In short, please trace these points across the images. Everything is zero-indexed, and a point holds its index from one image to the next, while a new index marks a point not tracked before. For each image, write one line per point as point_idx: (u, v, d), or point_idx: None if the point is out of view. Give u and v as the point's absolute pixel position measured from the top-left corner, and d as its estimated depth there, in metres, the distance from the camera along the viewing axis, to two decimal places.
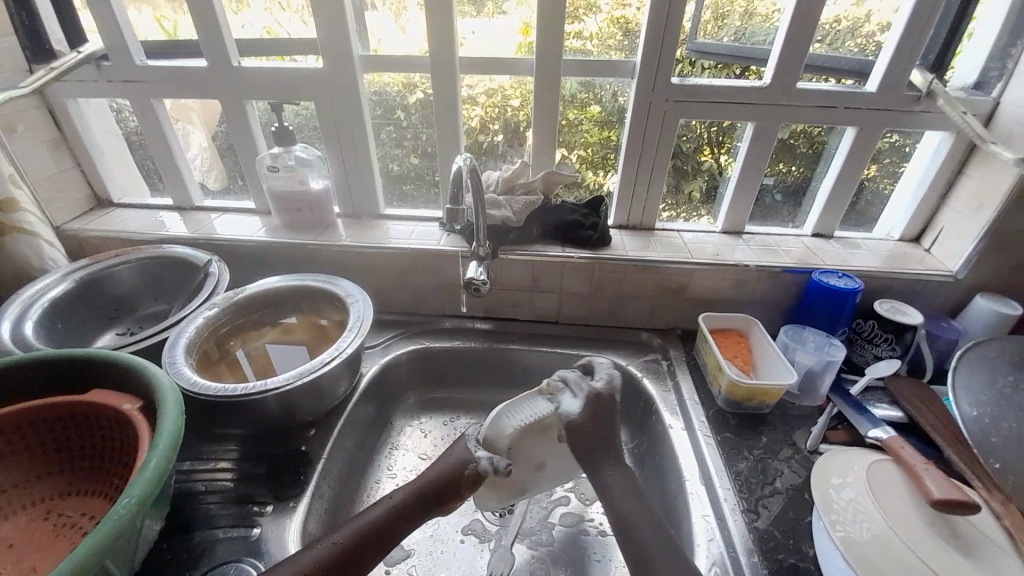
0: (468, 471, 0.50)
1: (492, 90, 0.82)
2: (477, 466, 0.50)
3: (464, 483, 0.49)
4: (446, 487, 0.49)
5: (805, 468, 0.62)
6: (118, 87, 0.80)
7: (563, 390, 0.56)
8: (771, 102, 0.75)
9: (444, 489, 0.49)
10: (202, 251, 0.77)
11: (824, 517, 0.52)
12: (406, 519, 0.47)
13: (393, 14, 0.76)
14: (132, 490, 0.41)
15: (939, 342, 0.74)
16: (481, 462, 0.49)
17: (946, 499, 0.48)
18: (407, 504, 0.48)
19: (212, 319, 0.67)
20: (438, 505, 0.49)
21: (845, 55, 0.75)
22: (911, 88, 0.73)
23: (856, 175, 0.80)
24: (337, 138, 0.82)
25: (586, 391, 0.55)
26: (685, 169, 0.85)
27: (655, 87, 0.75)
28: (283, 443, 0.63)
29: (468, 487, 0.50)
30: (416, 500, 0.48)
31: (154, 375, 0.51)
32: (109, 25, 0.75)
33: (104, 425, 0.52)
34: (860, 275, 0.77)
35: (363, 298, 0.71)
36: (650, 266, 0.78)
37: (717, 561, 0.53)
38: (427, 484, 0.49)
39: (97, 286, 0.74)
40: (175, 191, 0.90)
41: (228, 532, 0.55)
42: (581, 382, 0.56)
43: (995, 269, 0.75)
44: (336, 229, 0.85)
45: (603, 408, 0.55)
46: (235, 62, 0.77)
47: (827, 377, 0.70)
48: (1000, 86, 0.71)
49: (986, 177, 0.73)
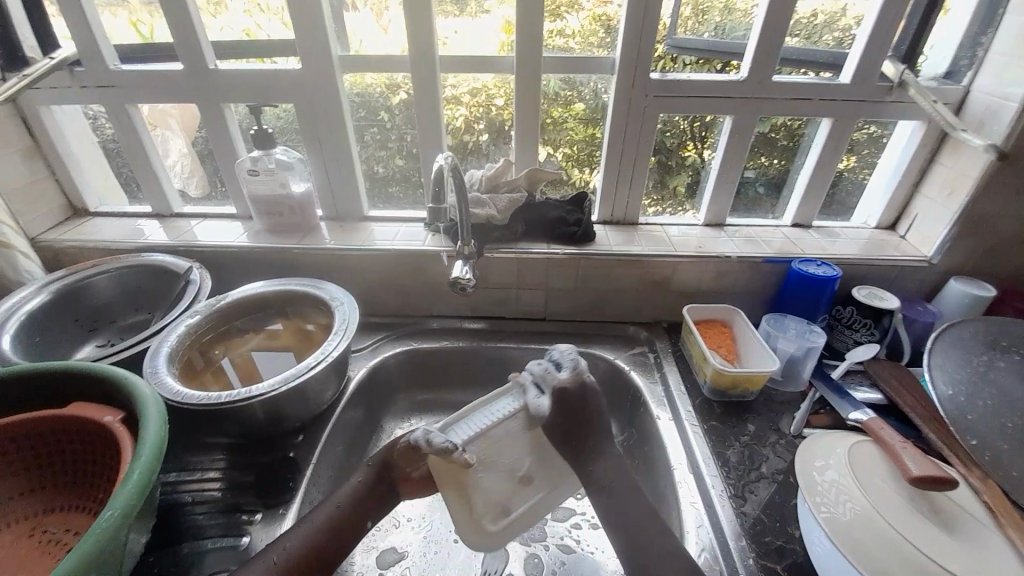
0: (401, 445, 0.53)
1: (476, 90, 0.82)
2: (410, 438, 0.53)
3: (399, 457, 0.53)
4: (387, 462, 0.53)
5: (790, 452, 0.64)
6: (92, 93, 0.79)
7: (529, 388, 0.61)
8: (749, 96, 0.76)
9: (389, 471, 0.53)
10: (183, 258, 0.76)
11: (808, 500, 0.52)
12: (369, 506, 0.51)
13: (374, 15, 0.76)
14: (114, 503, 0.40)
15: (916, 326, 0.76)
16: (413, 432, 0.53)
17: (923, 475, 0.49)
18: (366, 488, 0.52)
19: (194, 327, 0.66)
20: (393, 488, 0.53)
21: (822, 47, 0.77)
22: (884, 79, 0.75)
23: (833, 165, 0.82)
24: (319, 141, 0.81)
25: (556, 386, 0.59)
26: (668, 165, 0.86)
27: (634, 83, 0.75)
28: (271, 451, 0.63)
29: (411, 464, 0.53)
30: (371, 486, 0.52)
31: (135, 386, 0.50)
32: (81, 30, 0.74)
33: (86, 439, 0.51)
34: (839, 262, 0.78)
35: (348, 300, 0.71)
36: (635, 259, 0.79)
37: (706, 546, 0.53)
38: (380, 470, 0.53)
39: (75, 298, 0.73)
40: (154, 198, 0.89)
41: (215, 542, 0.54)
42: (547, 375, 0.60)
43: (968, 254, 0.77)
44: (320, 232, 0.85)
45: (572, 402, 0.58)
46: (211, 66, 0.76)
47: (808, 363, 0.72)
48: (970, 74, 0.73)
49: (957, 164, 0.75)
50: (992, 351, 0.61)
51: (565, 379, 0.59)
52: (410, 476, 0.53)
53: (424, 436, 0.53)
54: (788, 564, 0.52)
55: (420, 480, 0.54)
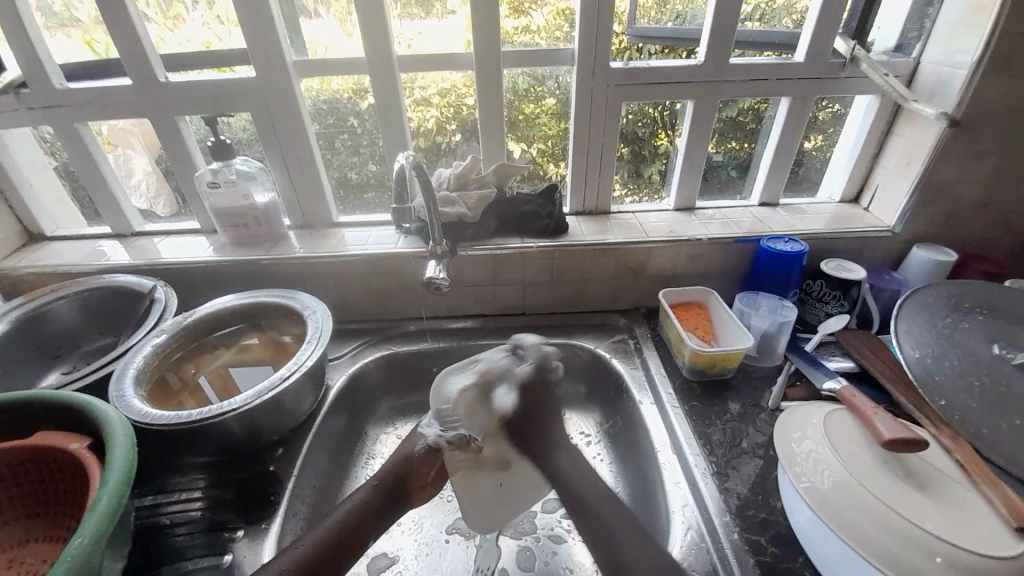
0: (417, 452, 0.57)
1: (445, 90, 0.81)
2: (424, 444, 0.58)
3: (419, 464, 0.56)
4: (405, 470, 0.55)
5: (770, 427, 0.65)
6: (40, 114, 0.76)
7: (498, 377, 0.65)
8: (708, 81, 0.77)
9: (405, 478, 0.55)
10: (146, 277, 0.73)
11: (788, 471, 0.53)
12: (371, 524, 0.50)
13: (337, 20, 0.75)
14: (81, 531, 0.38)
15: (884, 294, 0.78)
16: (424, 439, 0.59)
17: (894, 438, 0.50)
18: (370, 501, 0.51)
19: (162, 347, 0.64)
20: (406, 500, 0.54)
21: (781, 31, 0.78)
22: (837, 56, 0.77)
23: (794, 143, 0.83)
24: (282, 150, 0.80)
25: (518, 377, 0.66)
26: (642, 154, 0.87)
27: (596, 74, 0.76)
28: (249, 466, 0.61)
29: (425, 465, 0.57)
30: (375, 496, 0.52)
31: (100, 410, 0.48)
32: (25, 51, 0.71)
33: (54, 468, 0.49)
34: (806, 238, 0.80)
35: (320, 308, 0.70)
36: (609, 248, 0.79)
37: (693, 525, 0.54)
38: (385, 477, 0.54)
39: (34, 326, 0.70)
40: (114, 218, 0.86)
41: (198, 563, 0.52)
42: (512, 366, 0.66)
43: (928, 222, 0.79)
44: (290, 242, 0.83)
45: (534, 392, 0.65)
46: (162, 79, 0.74)
47: (782, 338, 0.73)
48: (919, 46, 0.75)
49: (912, 135, 0.77)
50: (955, 314, 0.62)
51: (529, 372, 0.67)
52: (424, 483, 0.56)
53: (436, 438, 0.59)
54: (771, 535, 0.52)
55: (426, 485, 0.57)
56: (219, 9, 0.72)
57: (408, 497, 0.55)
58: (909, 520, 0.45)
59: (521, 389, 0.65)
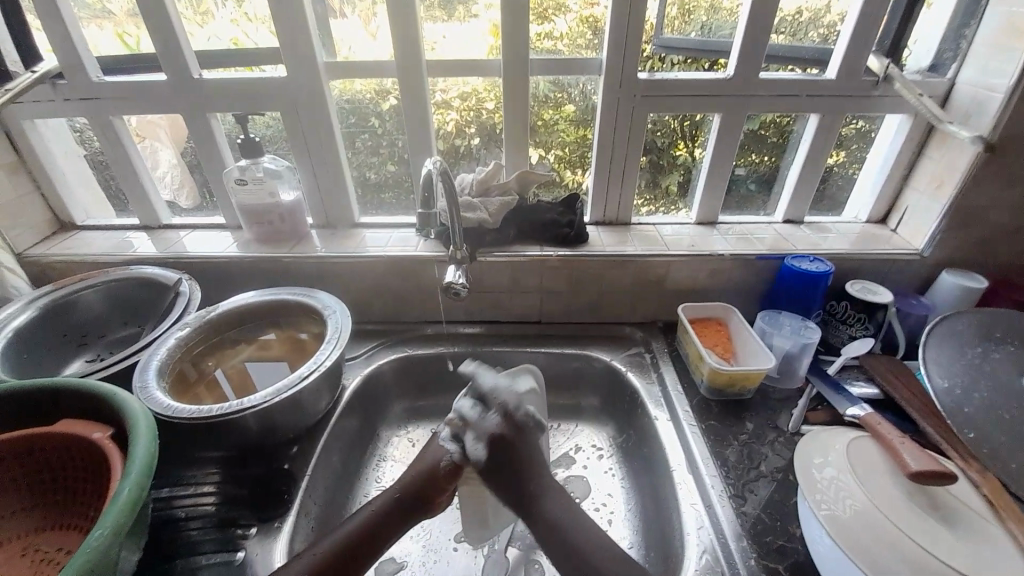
0: (442, 467, 0.54)
1: (466, 94, 0.81)
2: (450, 458, 0.55)
3: (442, 477, 0.54)
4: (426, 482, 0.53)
5: (788, 450, 0.64)
6: (75, 106, 0.78)
7: (463, 428, 0.56)
8: (735, 93, 0.76)
9: (426, 486, 0.53)
10: (171, 270, 0.75)
11: (808, 497, 0.51)
12: (381, 537, 0.49)
13: (361, 21, 0.76)
14: (104, 521, 0.39)
15: (910, 319, 0.76)
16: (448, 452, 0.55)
17: (922, 470, 0.49)
18: (388, 512, 0.50)
19: (184, 340, 0.65)
20: (424, 508, 0.53)
21: (808, 45, 0.77)
22: (869, 74, 0.76)
23: (821, 162, 0.82)
24: (307, 150, 0.81)
25: (488, 432, 0.55)
26: (659, 164, 0.86)
27: (622, 83, 0.75)
28: (265, 462, 0.62)
29: (446, 482, 0.54)
30: (393, 506, 0.51)
31: (124, 401, 0.49)
32: (64, 44, 0.73)
33: (75, 457, 0.49)
34: (832, 258, 0.78)
35: (339, 308, 0.71)
36: (629, 260, 0.79)
37: (707, 548, 0.53)
38: (407, 485, 0.53)
39: (62, 314, 0.71)
40: (141, 210, 0.88)
41: (210, 558, 0.53)
42: (480, 422, 0.55)
43: (959, 246, 0.77)
44: (311, 240, 0.84)
45: (507, 448, 0.54)
46: (196, 75, 0.75)
47: (804, 359, 0.71)
48: (955, 66, 0.74)
49: (945, 157, 0.76)
50: (986, 343, 0.61)
51: (497, 423, 0.55)
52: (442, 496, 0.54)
53: (458, 449, 0.55)
54: (789, 564, 0.51)
55: (446, 496, 0.55)
56: (248, 7, 0.74)
57: (428, 507, 0.53)
58: (936, 557, 0.44)
59: (492, 446, 0.54)
